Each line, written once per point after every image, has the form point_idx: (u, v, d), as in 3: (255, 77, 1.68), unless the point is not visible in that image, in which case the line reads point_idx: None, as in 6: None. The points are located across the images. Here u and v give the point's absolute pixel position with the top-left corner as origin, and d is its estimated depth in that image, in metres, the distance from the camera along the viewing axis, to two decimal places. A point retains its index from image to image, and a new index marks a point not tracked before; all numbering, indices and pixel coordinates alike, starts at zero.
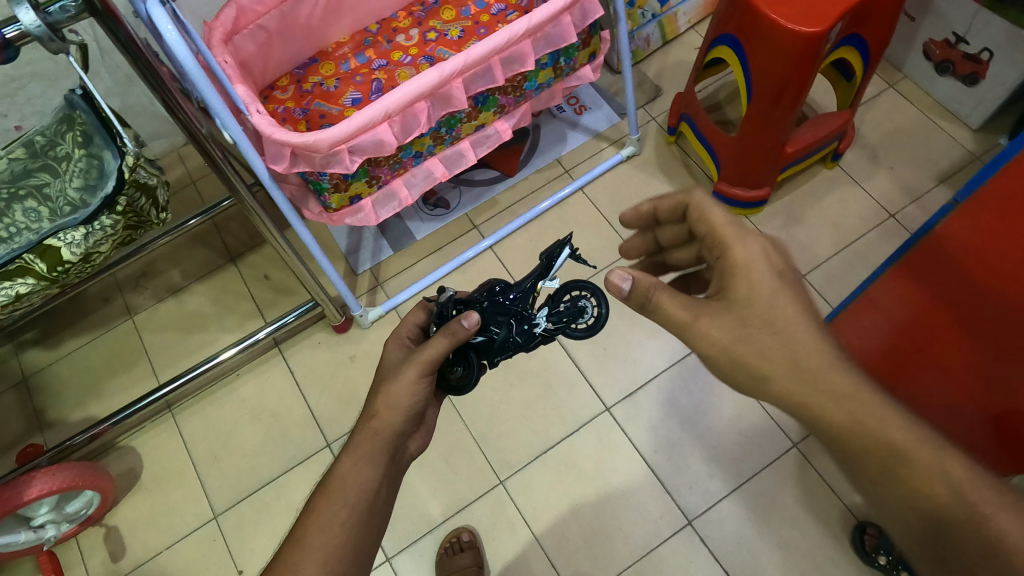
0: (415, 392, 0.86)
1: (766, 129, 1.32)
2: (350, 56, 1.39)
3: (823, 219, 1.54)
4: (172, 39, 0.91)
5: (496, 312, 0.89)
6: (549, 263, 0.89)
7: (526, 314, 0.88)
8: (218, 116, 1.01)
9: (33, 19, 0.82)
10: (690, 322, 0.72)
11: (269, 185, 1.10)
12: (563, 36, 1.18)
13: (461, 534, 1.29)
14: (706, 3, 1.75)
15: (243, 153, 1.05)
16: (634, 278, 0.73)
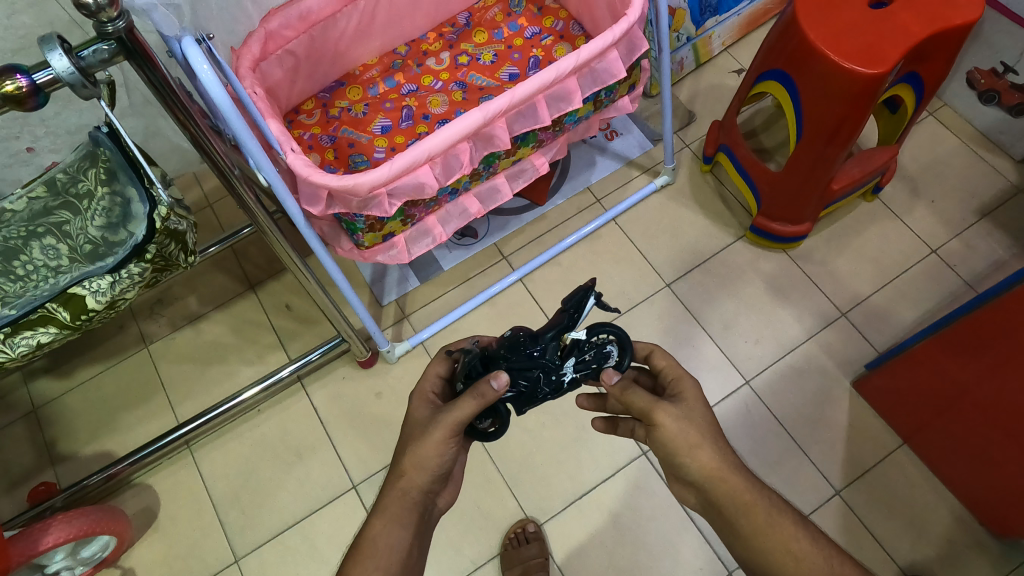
0: (442, 454, 0.83)
1: (814, 167, 1.27)
2: (378, 80, 1.33)
3: (865, 254, 1.49)
4: (208, 80, 0.84)
5: (520, 362, 0.81)
6: (571, 311, 0.81)
7: (553, 369, 0.80)
8: (252, 157, 0.94)
9: (66, 65, 0.77)
10: (651, 412, 0.80)
11: (302, 227, 1.04)
12: (610, 71, 1.12)
13: (526, 526, 1.28)
14: (741, 25, 1.70)
15: (278, 195, 0.99)
16: (620, 374, 0.82)
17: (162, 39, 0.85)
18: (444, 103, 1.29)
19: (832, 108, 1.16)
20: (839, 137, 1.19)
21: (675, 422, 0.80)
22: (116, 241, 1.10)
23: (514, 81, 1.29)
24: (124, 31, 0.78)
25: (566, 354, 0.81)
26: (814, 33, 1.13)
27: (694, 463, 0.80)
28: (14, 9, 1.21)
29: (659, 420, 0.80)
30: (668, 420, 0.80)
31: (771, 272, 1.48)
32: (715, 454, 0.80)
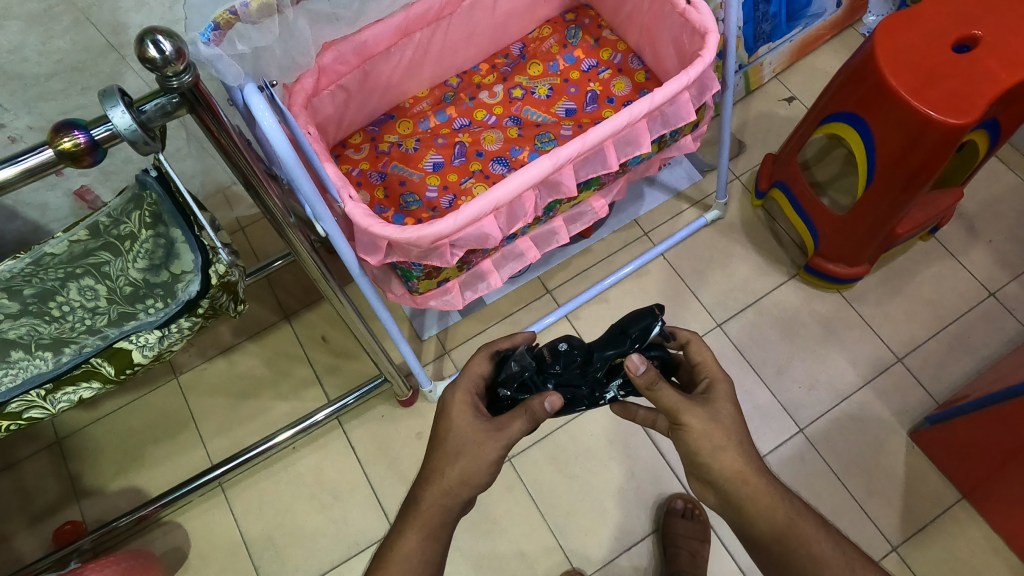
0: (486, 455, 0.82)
1: (880, 213, 1.22)
2: (429, 114, 1.28)
3: (918, 299, 1.46)
4: (273, 132, 0.78)
5: (572, 375, 0.87)
6: (635, 336, 0.84)
7: (601, 384, 0.86)
8: (312, 209, 0.88)
9: (126, 120, 0.71)
10: (678, 413, 0.81)
11: (360, 278, 0.98)
12: (680, 114, 1.06)
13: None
14: (793, 52, 1.65)
15: (337, 246, 0.93)
16: (645, 363, 0.79)
17: (223, 88, 0.79)
18: (499, 139, 1.23)
19: (908, 157, 1.10)
20: (912, 186, 1.14)
21: (701, 424, 0.82)
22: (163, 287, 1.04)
23: (571, 116, 1.25)
24: (189, 83, 0.73)
25: (614, 371, 0.86)
26: (894, 77, 1.07)
27: (717, 463, 0.82)
28: (50, 34, 1.20)
29: (686, 420, 0.82)
30: (695, 421, 0.82)
31: (825, 313, 1.45)
32: (739, 454, 0.83)
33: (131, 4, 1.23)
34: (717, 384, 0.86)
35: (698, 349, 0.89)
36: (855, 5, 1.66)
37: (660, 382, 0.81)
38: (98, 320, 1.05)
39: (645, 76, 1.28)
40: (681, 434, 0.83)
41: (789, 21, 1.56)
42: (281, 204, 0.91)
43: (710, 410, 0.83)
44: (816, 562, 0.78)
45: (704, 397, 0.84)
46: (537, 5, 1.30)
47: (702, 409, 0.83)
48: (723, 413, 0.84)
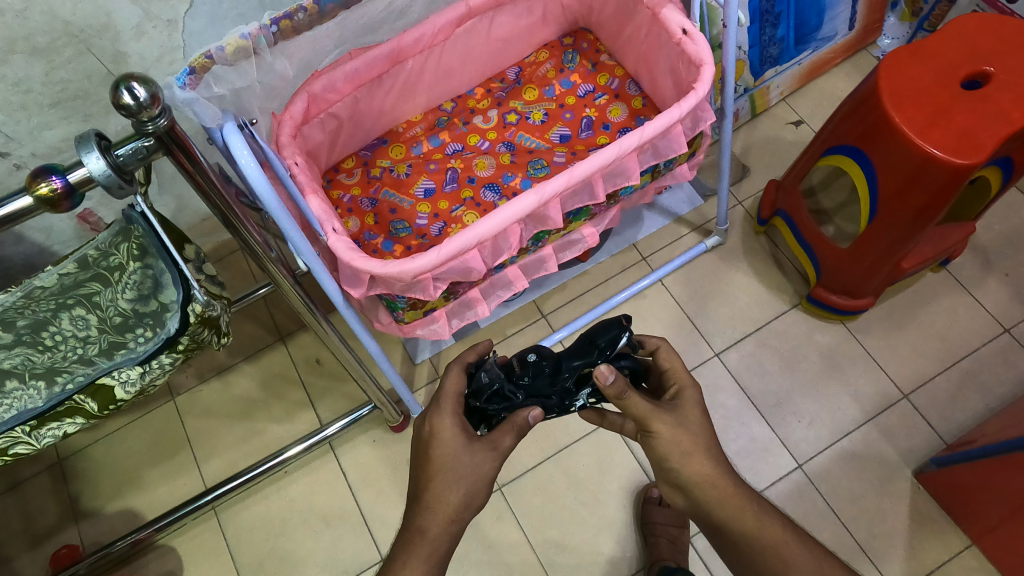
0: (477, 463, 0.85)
1: (884, 247, 1.19)
2: (422, 139, 1.26)
3: (927, 331, 1.41)
4: (251, 173, 0.78)
5: (541, 386, 0.87)
6: (604, 347, 0.85)
7: (571, 394, 0.87)
8: (294, 246, 0.87)
9: (100, 165, 0.71)
10: (647, 419, 0.83)
11: (344, 312, 0.97)
12: (672, 148, 1.04)
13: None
14: (801, 75, 1.62)
15: (320, 281, 0.92)
16: (614, 374, 0.80)
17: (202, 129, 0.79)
18: (491, 166, 1.22)
19: (910, 193, 1.07)
20: (915, 221, 1.11)
21: (671, 430, 0.83)
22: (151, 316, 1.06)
23: (566, 143, 1.23)
24: (164, 128, 0.73)
25: (583, 380, 0.86)
26: (897, 112, 1.04)
27: (686, 467, 0.84)
28: (53, 65, 1.22)
29: (656, 427, 0.83)
30: (664, 427, 0.83)
31: (827, 345, 1.41)
32: (708, 459, 0.84)
33: (129, 33, 1.23)
34: (687, 391, 0.88)
35: (666, 357, 0.91)
36: (868, 28, 1.66)
37: (629, 391, 0.82)
38: (90, 348, 1.08)
39: (643, 102, 1.25)
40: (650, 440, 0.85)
41: (798, 45, 1.53)
42: (262, 239, 0.90)
43: (677, 417, 0.85)
44: (782, 560, 0.80)
45: (672, 405, 0.86)
46: (534, 29, 1.27)
47: (670, 416, 0.84)
48: (691, 419, 0.85)
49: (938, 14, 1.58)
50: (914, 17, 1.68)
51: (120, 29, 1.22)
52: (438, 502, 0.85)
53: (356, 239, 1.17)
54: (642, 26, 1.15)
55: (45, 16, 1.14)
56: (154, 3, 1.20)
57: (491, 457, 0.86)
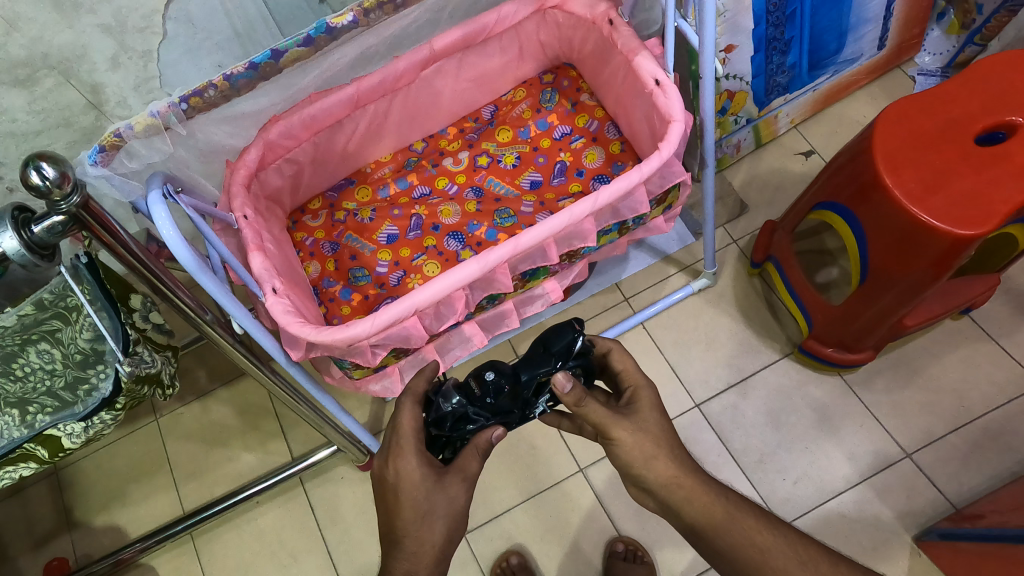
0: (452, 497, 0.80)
1: (879, 310, 1.09)
2: (389, 181, 1.23)
3: (940, 387, 1.30)
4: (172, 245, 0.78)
5: (502, 403, 0.82)
6: (561, 353, 0.81)
7: (531, 404, 0.83)
8: (227, 312, 0.87)
9: (13, 244, 0.71)
10: (606, 426, 0.79)
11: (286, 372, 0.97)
12: (636, 208, 0.98)
13: (510, 558, 1.28)
14: (814, 101, 1.51)
15: (257, 342, 0.92)
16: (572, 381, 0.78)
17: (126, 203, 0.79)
18: (456, 213, 1.17)
19: (905, 256, 0.97)
20: (913, 286, 1.00)
21: (632, 436, 0.79)
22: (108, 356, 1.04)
23: (535, 190, 1.17)
24: (77, 206, 0.72)
25: (541, 388, 0.83)
26: (890, 175, 0.95)
27: (651, 472, 0.79)
28: (35, 96, 1.19)
29: (616, 434, 0.79)
30: (624, 434, 0.79)
31: (820, 400, 1.32)
32: (672, 460, 0.79)
33: (105, 64, 1.19)
34: (642, 391, 0.84)
35: (619, 356, 0.86)
36: (903, 46, 1.54)
37: (587, 398, 0.78)
38: (56, 381, 1.05)
39: (621, 147, 1.17)
40: (611, 448, 0.81)
41: (811, 71, 1.43)
42: (193, 299, 0.89)
43: (635, 421, 0.80)
44: (760, 552, 0.74)
45: (629, 407, 0.82)
46: (511, 66, 1.21)
47: (627, 421, 0.80)
48: (650, 421, 0.81)
49: (994, 26, 1.46)
50: (962, 30, 1.53)
51: (96, 60, 1.17)
52: (421, 546, 0.79)
53: (314, 285, 1.15)
54: (618, 70, 1.08)
55: (24, 48, 1.11)
56: (128, 35, 1.16)
57: (464, 489, 0.81)
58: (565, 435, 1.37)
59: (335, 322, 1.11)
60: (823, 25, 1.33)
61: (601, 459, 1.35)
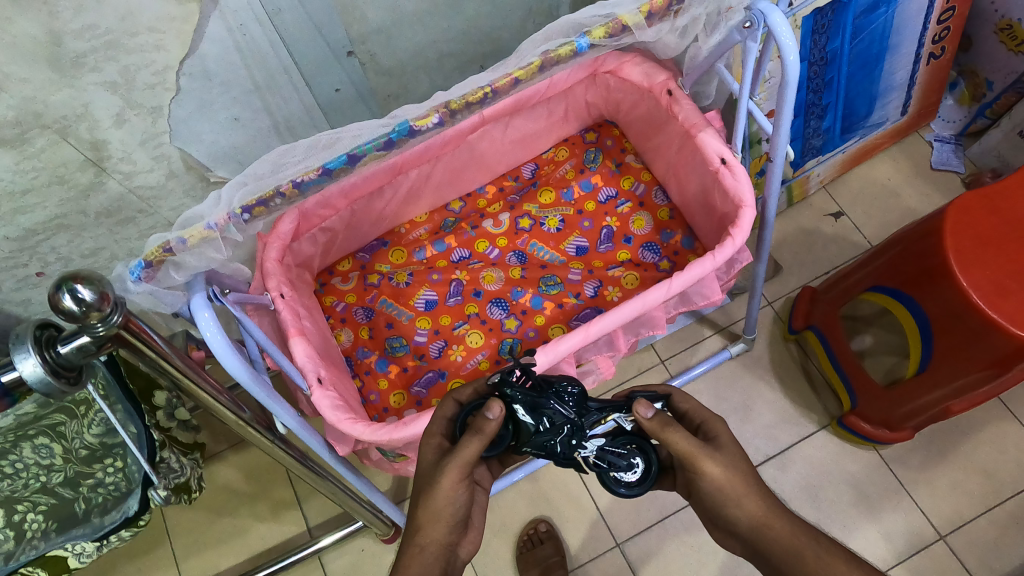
0: (452, 499, 0.71)
1: (930, 397, 1.09)
2: (426, 243, 1.14)
3: (972, 464, 1.29)
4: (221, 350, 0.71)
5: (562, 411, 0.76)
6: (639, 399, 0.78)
7: (583, 430, 0.74)
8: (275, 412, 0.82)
9: (35, 366, 0.60)
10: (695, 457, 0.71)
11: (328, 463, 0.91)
12: (703, 294, 0.91)
13: (538, 526, 1.32)
14: (844, 162, 1.52)
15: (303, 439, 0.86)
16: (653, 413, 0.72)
17: (171, 306, 0.72)
18: (499, 279, 1.09)
19: (974, 350, 0.97)
20: (974, 379, 1.01)
21: (724, 471, 0.71)
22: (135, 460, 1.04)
23: (582, 257, 1.10)
24: (118, 325, 0.63)
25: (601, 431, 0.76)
26: (963, 270, 0.95)
27: (744, 512, 0.71)
28: (24, 155, 1.06)
29: (706, 468, 0.71)
30: (715, 466, 0.71)
31: (855, 473, 1.30)
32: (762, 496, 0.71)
33: (109, 122, 1.07)
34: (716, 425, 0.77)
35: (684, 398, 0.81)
36: (923, 111, 1.56)
37: (673, 425, 0.72)
38: (53, 477, 1.03)
39: (669, 214, 1.10)
40: (699, 483, 0.72)
41: (844, 133, 1.44)
42: (230, 398, 0.82)
43: (723, 456, 0.73)
44: None
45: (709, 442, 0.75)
46: (555, 126, 1.14)
47: (715, 452, 0.73)
48: (738, 457, 0.73)
49: (1002, 104, 1.50)
50: (974, 102, 1.55)
51: (98, 118, 1.05)
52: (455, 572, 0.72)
53: (348, 355, 1.05)
54: (673, 139, 1.01)
55: (12, 109, 0.98)
56: (137, 92, 1.04)
57: None
58: (606, 512, 1.33)
59: (372, 398, 1.02)
60: (857, 91, 1.36)
61: (649, 529, 1.31)
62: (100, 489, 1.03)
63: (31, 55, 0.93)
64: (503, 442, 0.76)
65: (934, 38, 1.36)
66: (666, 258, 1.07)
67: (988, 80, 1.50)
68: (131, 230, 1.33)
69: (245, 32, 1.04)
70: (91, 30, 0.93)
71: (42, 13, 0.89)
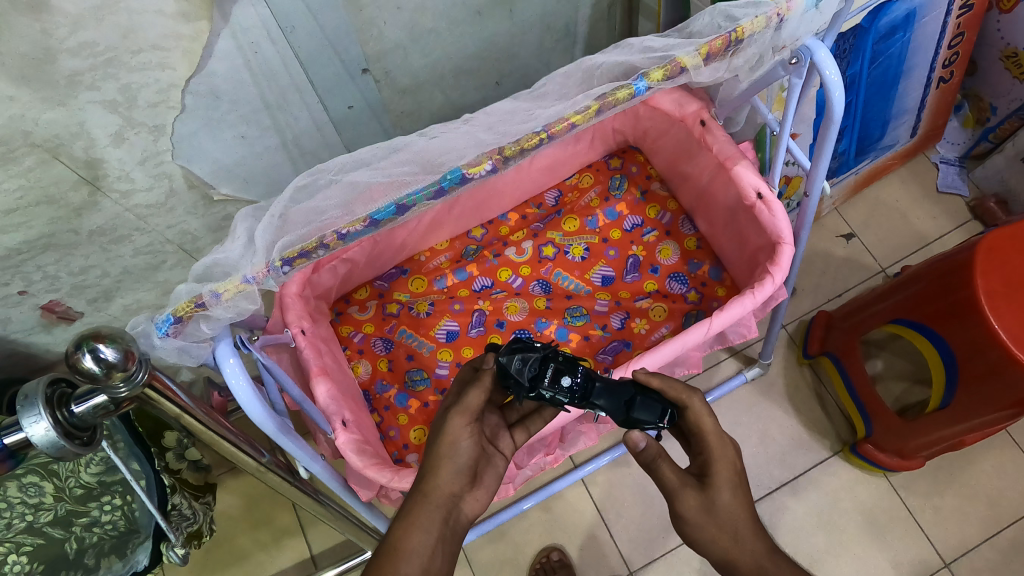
0: (455, 445, 0.70)
1: (949, 431, 1.11)
2: (447, 271, 1.11)
3: (975, 491, 1.31)
4: (246, 399, 0.66)
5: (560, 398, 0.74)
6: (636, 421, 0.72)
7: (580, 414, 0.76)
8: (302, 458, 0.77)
9: (45, 429, 0.55)
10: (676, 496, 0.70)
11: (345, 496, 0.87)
12: (740, 331, 0.95)
13: (550, 554, 1.31)
14: (854, 186, 1.55)
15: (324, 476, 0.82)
16: (643, 445, 0.72)
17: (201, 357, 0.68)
18: (523, 309, 1.08)
19: (996, 393, 1.00)
20: (995, 417, 1.04)
21: (696, 516, 0.69)
22: (137, 499, 1.02)
23: (608, 287, 1.10)
24: (142, 384, 0.59)
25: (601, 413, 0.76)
26: (992, 312, 0.98)
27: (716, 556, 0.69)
28: (10, 174, 0.98)
29: (679, 507, 0.70)
30: (690, 503, 0.70)
31: (862, 499, 1.32)
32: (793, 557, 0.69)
33: (107, 140, 1.01)
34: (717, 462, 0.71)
35: (697, 415, 0.73)
36: (929, 134, 1.56)
37: (660, 463, 0.71)
38: (41, 517, 0.95)
39: (696, 243, 1.10)
40: (678, 521, 0.71)
41: (857, 156, 1.45)
42: (246, 440, 0.74)
43: (704, 499, 0.70)
44: None
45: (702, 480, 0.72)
46: (579, 153, 1.13)
47: (694, 490, 0.70)
48: (723, 503, 0.69)
49: (1006, 129, 1.49)
50: (977, 125, 1.55)
51: (95, 136, 0.99)
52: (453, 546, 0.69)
53: (366, 389, 1.03)
54: (703, 172, 1.00)
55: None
56: (137, 111, 0.99)
57: None
58: (602, 510, 1.35)
59: (392, 434, 1.00)
60: (872, 114, 1.35)
61: (662, 557, 1.30)
62: (96, 528, 0.99)
63: (21, 74, 0.86)
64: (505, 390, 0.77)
65: (945, 62, 1.35)
66: (694, 289, 1.08)
67: (992, 105, 1.49)
68: (124, 249, 1.25)
69: (256, 49, 1.00)
70: (89, 48, 0.87)
71: (34, 30, 0.82)
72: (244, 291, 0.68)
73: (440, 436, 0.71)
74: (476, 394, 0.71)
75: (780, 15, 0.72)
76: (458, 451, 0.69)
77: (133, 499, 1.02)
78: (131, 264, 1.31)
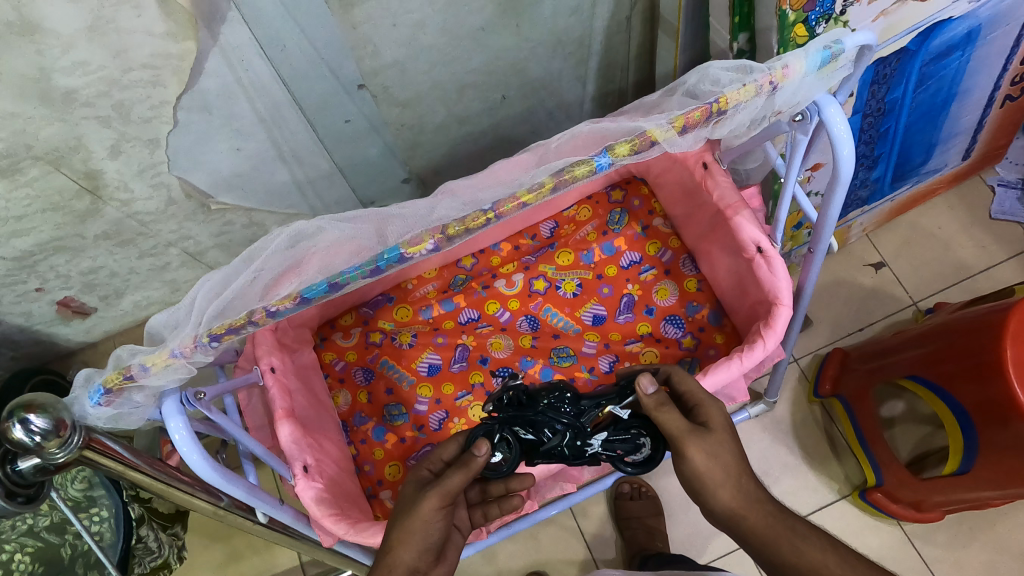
0: (428, 524, 0.71)
1: (971, 497, 1.02)
2: (433, 301, 1.08)
3: (1005, 547, 1.22)
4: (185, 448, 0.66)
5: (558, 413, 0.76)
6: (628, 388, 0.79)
7: (583, 430, 0.75)
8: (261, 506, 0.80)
9: None
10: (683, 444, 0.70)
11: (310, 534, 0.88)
12: (729, 391, 0.89)
13: None
14: (889, 213, 1.43)
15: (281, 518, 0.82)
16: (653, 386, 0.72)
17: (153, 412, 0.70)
18: (507, 347, 1.04)
19: (1019, 467, 0.92)
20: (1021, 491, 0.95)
21: (706, 461, 0.69)
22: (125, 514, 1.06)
23: (598, 327, 1.04)
24: (78, 447, 0.59)
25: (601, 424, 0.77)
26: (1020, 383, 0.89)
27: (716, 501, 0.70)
28: (16, 184, 1.01)
29: (688, 453, 0.70)
30: (699, 452, 0.69)
31: (874, 546, 1.25)
32: None
33: (104, 153, 1.02)
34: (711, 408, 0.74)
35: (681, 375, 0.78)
36: (988, 154, 1.41)
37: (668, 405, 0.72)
38: (40, 521, 1.00)
39: (697, 285, 1.03)
40: (679, 468, 0.71)
41: (894, 182, 1.33)
42: (201, 485, 0.73)
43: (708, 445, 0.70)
44: None
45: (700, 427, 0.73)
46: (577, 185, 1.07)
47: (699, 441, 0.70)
48: (727, 448, 0.70)
49: None
50: None
51: (93, 150, 1.00)
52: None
53: (344, 421, 1.02)
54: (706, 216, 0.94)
55: (3, 142, 0.93)
56: (132, 125, 0.99)
57: None
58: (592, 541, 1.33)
59: (367, 468, 0.99)
60: (914, 140, 1.23)
61: None
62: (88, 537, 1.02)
63: (17, 94, 0.87)
64: (503, 451, 0.74)
65: (1013, 80, 1.20)
66: (690, 334, 1.01)
67: None
68: (134, 249, 1.28)
69: (248, 68, 0.96)
70: (82, 67, 0.87)
71: (30, 51, 0.82)
72: (175, 364, 0.67)
73: (411, 513, 0.72)
74: (457, 478, 0.72)
75: (772, 83, 0.66)
76: (429, 530, 0.71)
77: (122, 509, 1.06)
78: (140, 264, 1.34)
